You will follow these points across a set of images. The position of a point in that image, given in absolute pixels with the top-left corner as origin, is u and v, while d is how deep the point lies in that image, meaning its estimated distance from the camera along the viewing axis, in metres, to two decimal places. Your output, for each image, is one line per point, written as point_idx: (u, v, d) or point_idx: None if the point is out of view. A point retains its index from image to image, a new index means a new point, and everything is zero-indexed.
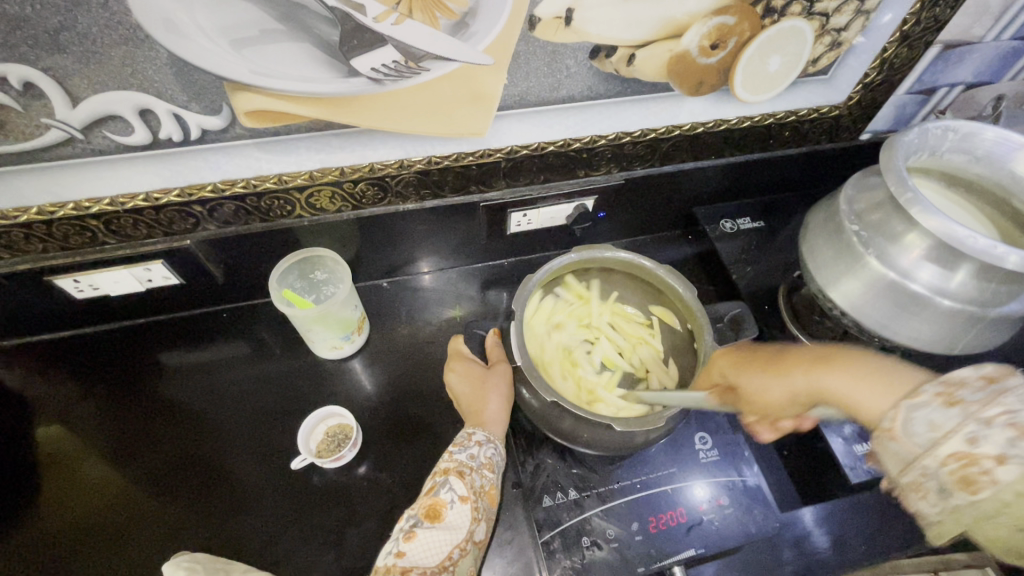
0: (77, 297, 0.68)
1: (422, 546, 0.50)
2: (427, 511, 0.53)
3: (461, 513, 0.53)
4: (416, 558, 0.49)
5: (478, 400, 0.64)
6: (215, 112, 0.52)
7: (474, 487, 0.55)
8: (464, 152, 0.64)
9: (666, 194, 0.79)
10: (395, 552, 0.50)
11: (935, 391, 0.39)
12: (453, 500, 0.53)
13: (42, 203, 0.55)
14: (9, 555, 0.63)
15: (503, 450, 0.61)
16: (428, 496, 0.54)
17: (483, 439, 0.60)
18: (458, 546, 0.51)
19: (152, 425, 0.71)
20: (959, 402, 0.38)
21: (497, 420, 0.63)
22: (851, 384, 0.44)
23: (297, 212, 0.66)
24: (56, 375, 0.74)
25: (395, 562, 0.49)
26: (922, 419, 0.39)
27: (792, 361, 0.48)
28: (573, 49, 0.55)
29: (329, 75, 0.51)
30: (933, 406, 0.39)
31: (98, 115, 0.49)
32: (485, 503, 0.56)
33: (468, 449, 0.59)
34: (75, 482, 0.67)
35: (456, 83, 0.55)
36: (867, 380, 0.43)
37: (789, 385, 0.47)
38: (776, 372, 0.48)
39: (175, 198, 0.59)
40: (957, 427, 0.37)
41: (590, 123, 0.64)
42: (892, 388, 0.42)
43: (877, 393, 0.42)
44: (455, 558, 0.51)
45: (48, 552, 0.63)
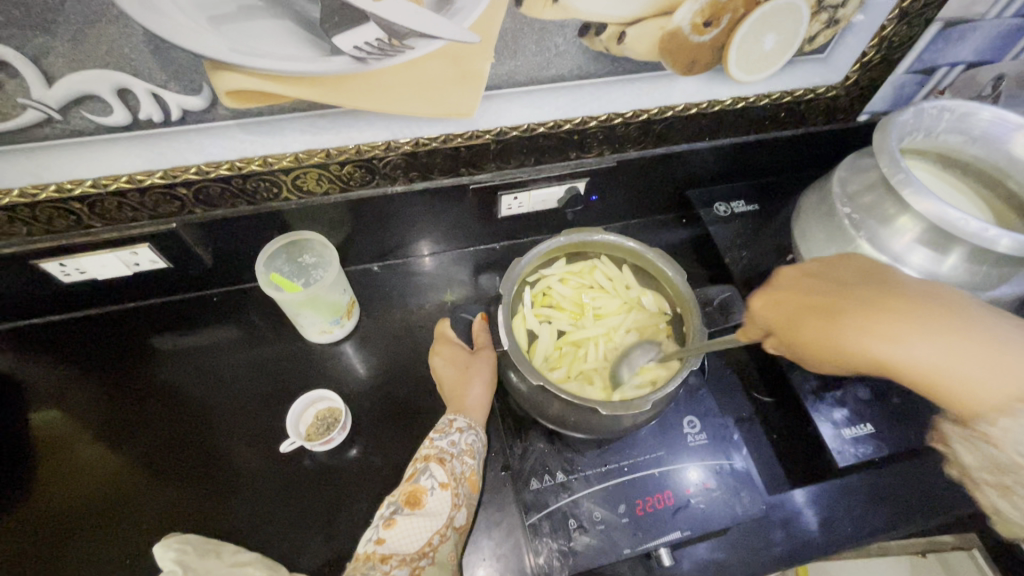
0: (65, 281, 0.68)
1: (401, 533, 0.51)
2: (408, 498, 0.53)
3: (441, 499, 0.53)
4: (396, 545, 0.50)
5: (461, 385, 0.64)
6: (195, 92, 0.51)
7: (454, 474, 0.56)
8: (452, 134, 0.63)
9: (660, 177, 0.78)
10: (375, 539, 0.51)
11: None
12: (433, 487, 0.54)
13: (24, 184, 0.55)
14: (3, 536, 0.64)
15: (484, 436, 0.61)
16: (408, 483, 0.54)
17: (464, 425, 0.60)
18: (439, 532, 0.52)
19: (145, 407, 0.72)
20: None
21: (479, 405, 0.63)
22: (938, 353, 0.40)
23: (284, 194, 0.65)
24: (48, 359, 0.74)
25: (374, 549, 0.50)
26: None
27: (867, 314, 0.43)
28: (561, 26, 0.54)
29: (311, 53, 0.49)
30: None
31: (75, 95, 0.48)
32: (466, 489, 0.56)
33: (450, 436, 0.59)
34: (68, 464, 0.68)
35: (442, 62, 0.54)
36: (965, 350, 0.39)
37: (840, 334, 0.43)
38: (876, 316, 0.42)
39: (158, 180, 0.58)
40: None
41: (581, 104, 0.63)
42: (988, 364, 0.39)
43: (985, 368, 0.39)
44: (435, 543, 0.52)
45: (44, 534, 0.64)
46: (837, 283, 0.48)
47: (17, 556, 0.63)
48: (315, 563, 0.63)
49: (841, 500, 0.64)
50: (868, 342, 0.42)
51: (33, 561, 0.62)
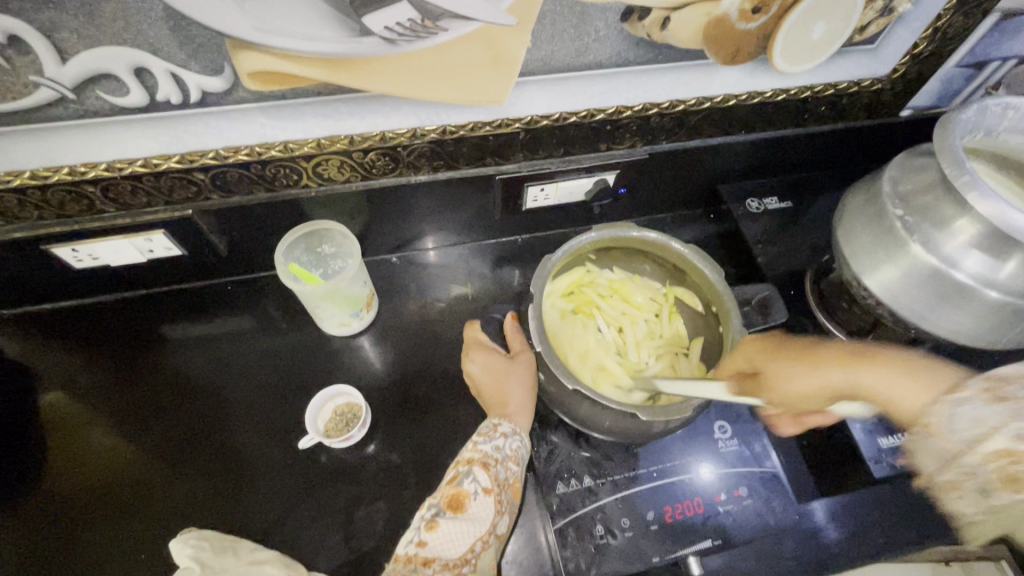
0: (76, 267, 0.66)
1: (445, 537, 0.49)
2: (450, 501, 0.52)
3: (484, 505, 0.52)
4: (439, 548, 0.49)
5: (501, 390, 0.61)
6: (217, 73, 0.48)
7: (498, 479, 0.54)
8: (480, 122, 0.60)
9: (691, 171, 0.75)
10: (416, 541, 0.49)
11: (979, 387, 0.41)
12: (477, 492, 0.52)
13: (35, 167, 0.52)
14: (18, 526, 0.62)
15: (528, 442, 0.59)
16: (451, 485, 0.53)
17: (509, 431, 0.58)
18: (481, 539, 0.50)
19: (158, 397, 0.70)
20: (1006, 399, 0.39)
21: (521, 410, 0.60)
22: (889, 382, 0.45)
23: (303, 181, 0.62)
24: (59, 345, 0.72)
25: (417, 551, 0.49)
26: (965, 414, 0.41)
27: (817, 355, 0.48)
28: (603, 10, 0.51)
29: (339, 34, 0.47)
30: (978, 402, 0.41)
31: (91, 74, 0.46)
32: (509, 496, 0.54)
33: (494, 440, 0.56)
34: (82, 450, 0.67)
35: (475, 45, 0.51)
36: (901, 378, 0.45)
37: (816, 381, 0.46)
38: (803, 361, 0.47)
39: (175, 164, 0.55)
40: (1003, 422, 0.39)
41: (616, 92, 0.60)
42: (925, 384, 0.44)
43: (914, 387, 0.44)
44: (477, 550, 0.50)
45: (59, 525, 0.63)
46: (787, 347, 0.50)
47: (32, 546, 0.61)
48: (332, 562, 0.61)
49: (876, 511, 0.61)
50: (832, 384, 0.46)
51: (49, 551, 0.61)
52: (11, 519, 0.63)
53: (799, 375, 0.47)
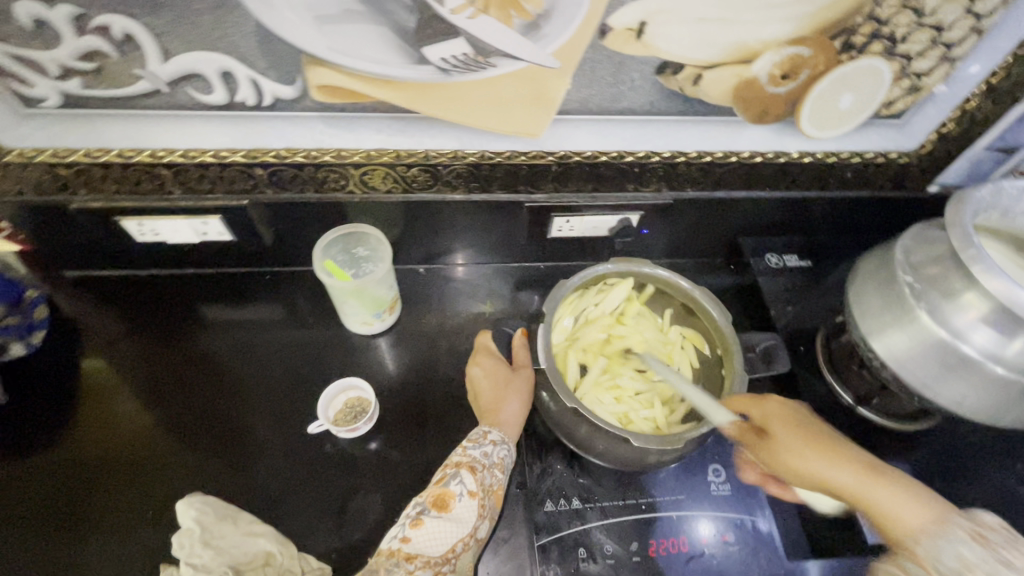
0: (137, 241, 0.73)
1: (429, 536, 0.51)
2: (436, 500, 0.54)
3: (469, 507, 0.54)
4: (421, 545, 0.51)
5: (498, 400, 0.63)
6: (290, 82, 0.54)
7: (484, 484, 0.56)
8: (517, 152, 0.65)
9: (715, 219, 0.76)
10: (401, 536, 0.51)
11: (968, 528, 0.44)
12: (462, 493, 0.54)
13: (123, 147, 0.60)
14: (45, 470, 0.68)
15: (515, 452, 0.61)
16: (438, 485, 0.55)
17: (498, 439, 0.60)
18: (463, 540, 0.52)
19: (189, 368, 0.75)
20: (989, 544, 0.43)
21: (513, 421, 0.62)
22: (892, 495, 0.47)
23: (350, 187, 0.67)
24: (108, 308, 0.79)
25: (400, 546, 0.51)
26: (952, 550, 0.43)
27: (837, 449, 0.51)
28: (640, 62, 0.56)
29: (401, 60, 0.53)
30: (963, 542, 0.43)
31: (185, 72, 0.53)
32: (492, 502, 0.56)
33: (483, 447, 0.58)
34: (112, 407, 0.72)
35: (520, 82, 0.56)
36: (905, 496, 0.47)
37: (824, 468, 0.50)
38: (827, 452, 0.50)
39: (240, 158, 0.62)
40: (982, 563, 0.41)
41: (646, 138, 0.64)
42: (929, 508, 0.46)
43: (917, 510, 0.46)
44: (458, 550, 0.52)
45: (79, 474, 0.68)
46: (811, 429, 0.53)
47: (54, 491, 0.66)
48: (321, 547, 0.63)
49: None
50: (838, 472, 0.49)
51: (67, 497, 0.66)
52: (40, 461, 0.68)
53: (815, 451, 0.51)
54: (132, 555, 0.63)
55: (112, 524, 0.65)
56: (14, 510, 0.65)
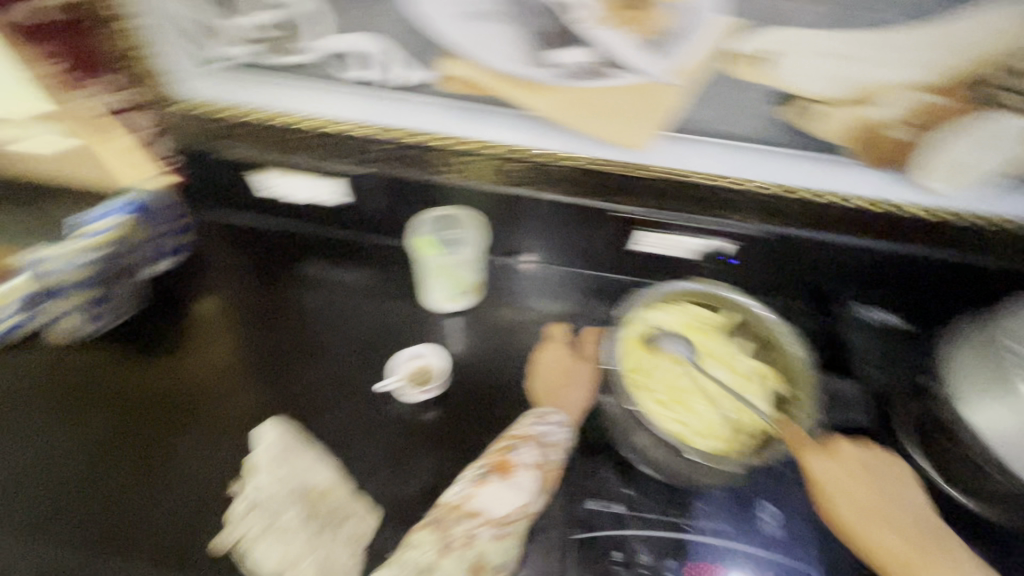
0: (258, 192, 0.81)
1: (490, 497, 0.56)
2: (499, 465, 0.59)
3: (529, 477, 0.57)
4: (486, 504, 0.56)
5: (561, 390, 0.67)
6: (426, 69, 0.61)
7: (544, 459, 0.60)
8: (618, 161, 0.67)
9: (810, 260, 0.71)
10: (465, 493, 0.58)
11: None
12: (523, 463, 0.58)
13: (275, 108, 0.69)
14: (148, 383, 0.76)
15: (575, 437, 0.64)
16: (501, 453, 0.60)
17: (559, 421, 0.63)
18: (521, 508, 0.56)
19: (279, 316, 0.81)
20: None
21: (575, 409, 0.66)
22: None
23: (455, 171, 0.71)
24: (219, 247, 0.86)
25: (463, 502, 0.57)
26: None
27: (890, 522, 0.57)
28: (758, 90, 0.56)
29: (528, 61, 0.57)
30: None
31: (342, 49, 0.60)
32: (550, 479, 0.59)
33: (546, 425, 0.62)
34: (212, 337, 0.80)
35: (634, 95, 0.59)
36: None
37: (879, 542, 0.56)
38: (883, 527, 0.56)
39: (369, 132, 0.69)
40: None
41: (749, 167, 0.64)
42: None
43: None
44: (517, 515, 0.56)
45: (173, 393, 0.75)
46: (873, 496, 0.58)
47: (152, 402, 0.74)
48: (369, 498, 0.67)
49: None
50: (892, 550, 0.55)
51: (161, 409, 0.74)
52: (145, 374, 0.77)
53: (874, 525, 0.57)
54: (206, 470, 0.69)
55: (193, 442, 0.71)
56: (119, 412, 0.74)
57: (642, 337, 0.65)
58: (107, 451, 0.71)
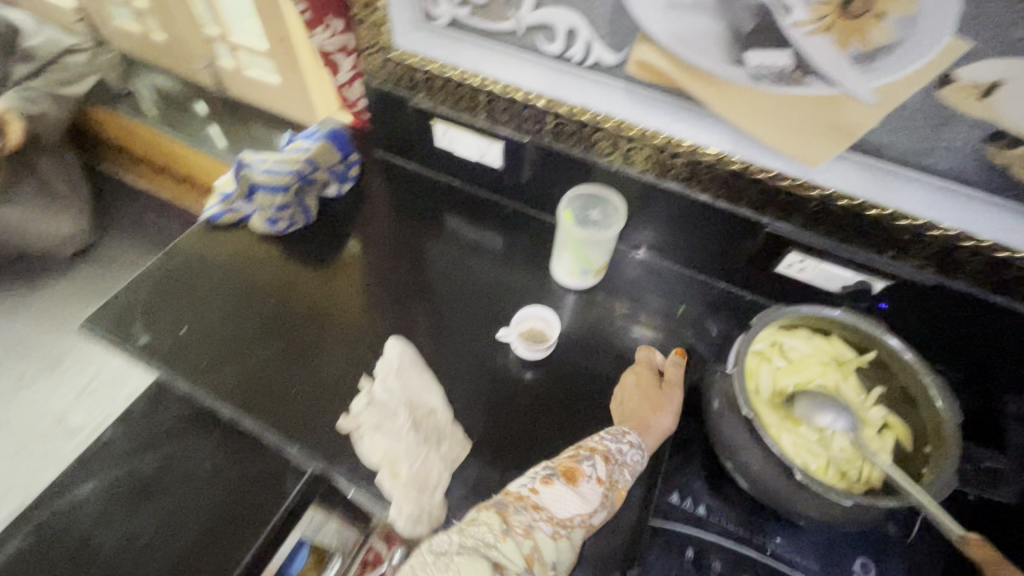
0: (429, 144, 0.91)
1: (555, 497, 0.56)
2: (566, 471, 0.58)
3: (595, 490, 0.57)
4: (549, 502, 0.55)
5: (648, 413, 0.66)
6: (616, 51, 0.63)
7: (612, 476, 0.59)
8: (785, 175, 0.65)
9: (979, 326, 0.66)
10: (531, 487, 0.57)
11: None
12: (592, 475, 0.58)
13: (463, 66, 0.75)
14: (296, 288, 0.86)
15: (646, 462, 0.63)
16: (572, 460, 0.59)
17: (634, 442, 0.63)
18: (581, 516, 0.56)
19: (421, 253, 0.90)
20: None
21: (654, 434, 0.65)
22: None
23: (614, 156, 0.75)
24: (387, 185, 0.97)
25: (528, 494, 0.56)
26: None
27: None
28: (969, 124, 0.52)
29: (721, 57, 0.58)
30: None
31: (542, 21, 0.65)
32: (615, 497, 0.58)
33: (619, 443, 0.62)
34: (358, 261, 0.89)
35: (826, 107, 0.57)
36: None
37: None
38: None
39: (542, 103, 0.73)
40: None
41: (935, 208, 0.59)
42: None
43: None
44: (576, 523, 0.55)
45: (314, 301, 0.85)
46: None
47: (295, 304, 0.85)
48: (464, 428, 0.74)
49: None
50: None
51: (302, 312, 0.84)
52: (296, 279, 0.87)
53: None
54: (341, 371, 0.78)
55: (322, 346, 0.80)
56: (268, 306, 0.85)
57: (769, 351, 0.63)
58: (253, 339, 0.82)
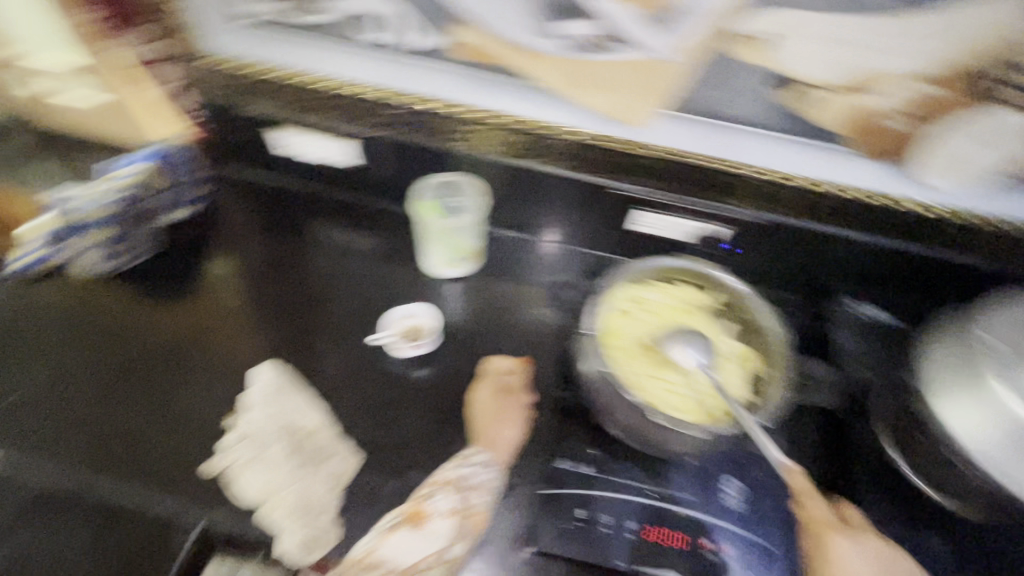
0: (273, 150, 0.82)
1: (396, 547, 0.58)
2: (411, 514, 0.61)
3: (440, 525, 0.59)
4: (392, 553, 0.58)
5: (489, 426, 0.66)
6: (437, 35, 0.63)
7: (461, 504, 0.60)
8: (619, 139, 0.67)
9: (810, 255, 0.71)
10: (374, 542, 0.59)
11: None
12: (435, 513, 0.60)
13: (291, 66, 0.71)
14: (145, 328, 0.78)
15: (502, 477, 0.64)
16: (416, 503, 0.62)
17: (482, 462, 0.64)
18: (430, 556, 0.58)
19: (284, 268, 0.83)
20: None
21: (505, 447, 0.65)
22: None
23: (461, 138, 0.72)
24: (232, 201, 0.87)
25: (370, 552, 0.59)
26: None
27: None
28: (757, 73, 0.57)
29: (534, 32, 0.59)
30: None
31: (358, 11, 0.63)
32: (473, 522, 0.60)
33: (465, 469, 0.63)
34: (215, 285, 0.81)
35: (637, 70, 0.60)
36: None
37: None
38: None
39: (377, 95, 0.70)
40: None
41: (747, 152, 0.64)
42: None
43: None
44: (427, 564, 0.57)
45: (168, 339, 0.77)
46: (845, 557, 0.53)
47: (147, 346, 0.76)
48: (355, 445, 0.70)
49: None
50: None
51: (156, 354, 0.76)
52: (144, 318, 0.78)
53: None
54: (204, 414, 0.71)
55: (184, 385, 0.73)
56: (115, 353, 0.76)
57: (627, 310, 0.66)
58: (103, 391, 0.73)
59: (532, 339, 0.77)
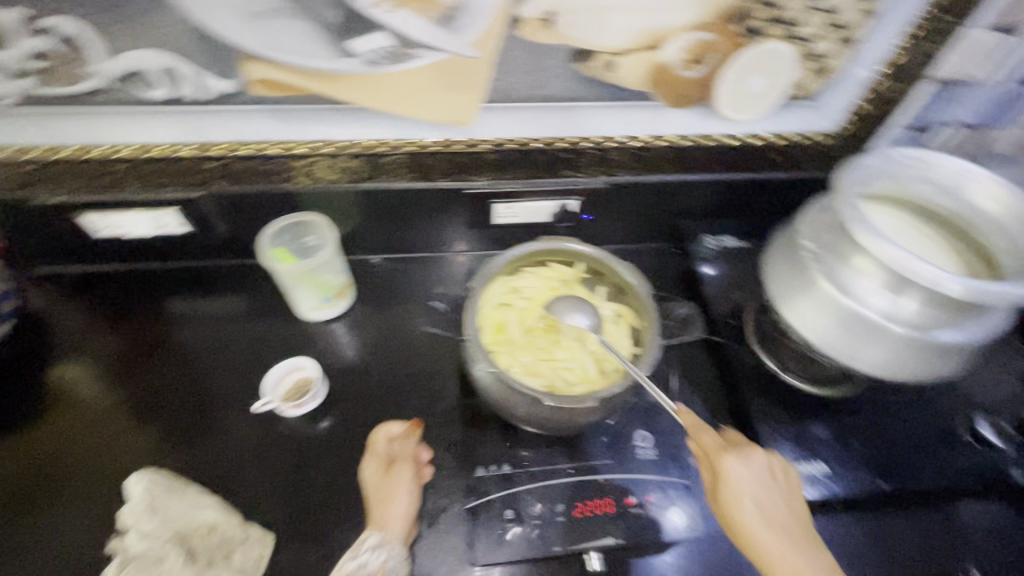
0: (95, 237, 0.74)
1: None
2: None
3: None
4: None
5: (377, 505, 0.60)
6: (228, 77, 0.58)
7: None
8: (452, 140, 0.67)
9: (657, 203, 0.77)
10: None
11: None
12: None
13: (74, 142, 0.63)
14: None
15: (404, 552, 0.58)
16: None
17: (374, 544, 0.57)
18: None
19: (142, 358, 0.75)
20: None
21: (399, 519, 0.59)
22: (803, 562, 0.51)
23: (296, 178, 0.69)
24: (65, 303, 0.78)
25: None
26: None
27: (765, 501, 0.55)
28: (554, 50, 0.59)
29: (328, 54, 0.57)
30: None
31: (129, 69, 0.57)
32: None
33: (359, 557, 0.57)
34: (64, 401, 0.72)
35: (445, 70, 0.60)
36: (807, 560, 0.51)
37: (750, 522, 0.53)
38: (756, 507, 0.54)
39: (190, 152, 0.65)
40: None
41: (573, 125, 0.67)
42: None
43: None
44: None
45: (20, 479, 0.67)
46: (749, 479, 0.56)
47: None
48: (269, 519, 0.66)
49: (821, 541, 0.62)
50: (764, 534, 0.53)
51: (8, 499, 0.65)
52: None
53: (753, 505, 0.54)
54: (87, 546, 0.63)
55: (53, 523, 0.64)
56: None
57: (504, 302, 0.66)
58: None
59: (428, 354, 0.76)
